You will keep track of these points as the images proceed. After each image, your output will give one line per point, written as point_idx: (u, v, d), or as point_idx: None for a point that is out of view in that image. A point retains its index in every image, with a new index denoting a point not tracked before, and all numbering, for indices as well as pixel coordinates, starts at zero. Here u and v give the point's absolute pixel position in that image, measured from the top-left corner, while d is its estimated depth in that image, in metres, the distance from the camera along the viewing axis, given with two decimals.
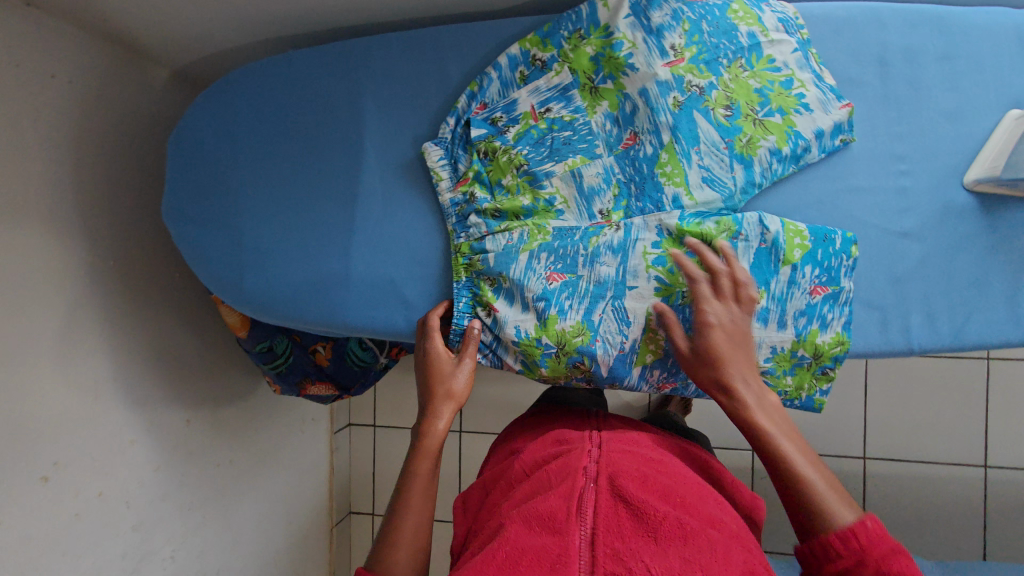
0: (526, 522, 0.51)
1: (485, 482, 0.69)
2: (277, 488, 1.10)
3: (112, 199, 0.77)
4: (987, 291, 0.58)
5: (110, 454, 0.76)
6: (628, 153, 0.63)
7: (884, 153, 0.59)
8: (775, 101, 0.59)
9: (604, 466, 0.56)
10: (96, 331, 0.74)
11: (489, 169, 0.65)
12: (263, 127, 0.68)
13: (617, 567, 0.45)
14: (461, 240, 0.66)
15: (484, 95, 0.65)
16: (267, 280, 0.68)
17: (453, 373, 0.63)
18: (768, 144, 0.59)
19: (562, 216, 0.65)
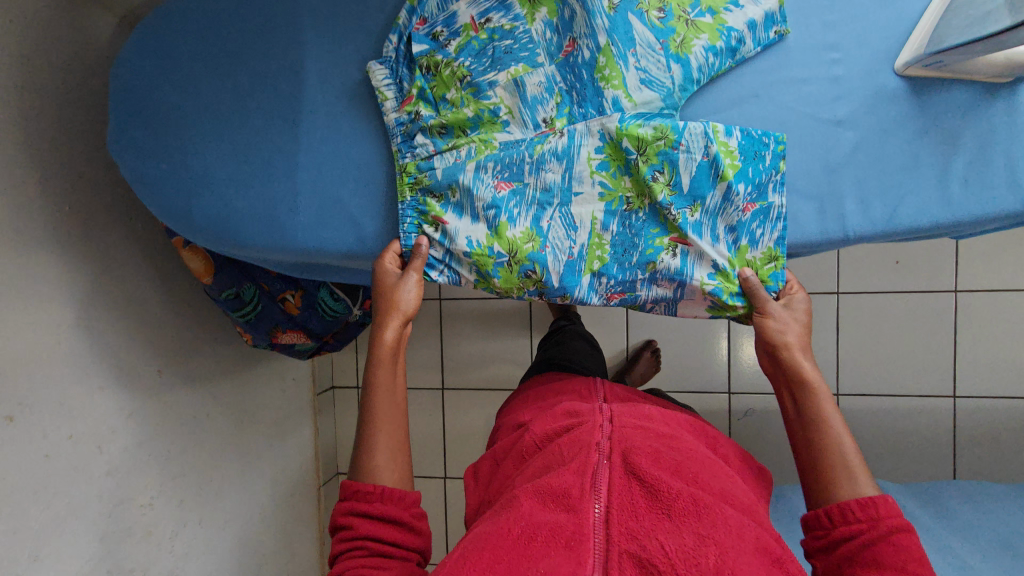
0: (543, 497, 0.60)
1: (497, 454, 0.82)
2: (260, 443, 1.36)
3: (54, 135, 0.85)
4: (917, 173, 0.60)
5: (80, 398, 0.90)
6: (568, 61, 0.67)
7: (816, 42, 0.63)
8: (705, 2, 0.64)
9: (616, 445, 0.66)
10: (52, 279, 0.85)
11: (432, 84, 0.70)
12: (205, 52, 0.72)
13: (632, 542, 0.53)
14: (408, 160, 0.70)
15: (424, 10, 0.69)
16: (214, 206, 0.72)
17: (398, 285, 0.70)
18: (701, 42, 0.63)
19: (508, 129, 0.70)
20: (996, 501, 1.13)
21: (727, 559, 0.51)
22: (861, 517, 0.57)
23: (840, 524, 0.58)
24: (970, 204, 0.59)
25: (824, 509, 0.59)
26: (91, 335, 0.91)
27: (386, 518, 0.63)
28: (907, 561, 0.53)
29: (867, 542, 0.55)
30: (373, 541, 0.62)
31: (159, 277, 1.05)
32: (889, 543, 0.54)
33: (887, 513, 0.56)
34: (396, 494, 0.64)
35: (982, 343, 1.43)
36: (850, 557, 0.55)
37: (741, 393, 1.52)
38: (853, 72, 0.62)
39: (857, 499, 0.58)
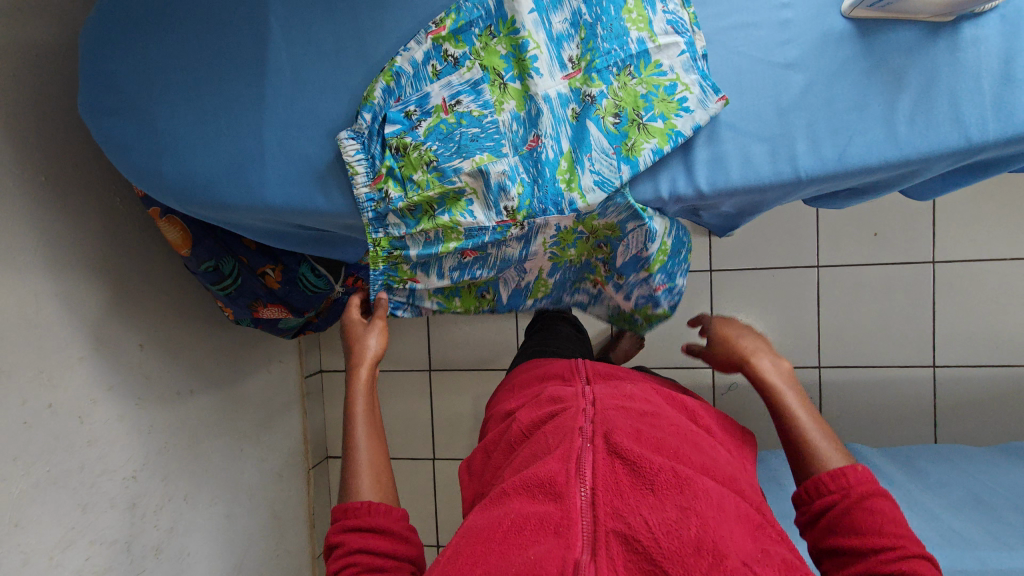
0: (529, 488, 0.56)
1: (486, 446, 0.79)
2: (247, 422, 1.37)
3: (28, 104, 0.86)
4: (865, 115, 0.62)
5: (60, 367, 0.91)
6: (532, 154, 0.68)
7: None
8: (658, 107, 0.65)
9: (599, 428, 0.63)
10: (29, 249, 0.86)
11: (401, 165, 0.71)
12: (171, 14, 0.73)
13: (618, 519, 0.51)
14: (380, 236, 0.73)
15: (399, 90, 0.71)
16: (183, 167, 0.74)
17: (367, 337, 0.85)
18: (651, 146, 0.65)
19: (471, 215, 0.71)
20: (972, 462, 1.14)
21: (709, 529, 0.49)
22: (833, 487, 0.61)
23: (817, 497, 0.62)
24: (917, 141, 0.61)
25: (804, 485, 0.64)
26: (70, 307, 0.92)
27: (374, 528, 0.66)
28: (881, 521, 0.57)
29: (844, 510, 0.59)
30: (363, 554, 0.64)
31: (137, 251, 1.05)
32: (864, 508, 0.58)
33: (855, 479, 0.61)
34: (382, 507, 0.68)
35: (958, 312, 1.45)
36: (830, 526, 0.59)
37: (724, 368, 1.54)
38: (801, 16, 0.63)
39: (829, 472, 0.62)
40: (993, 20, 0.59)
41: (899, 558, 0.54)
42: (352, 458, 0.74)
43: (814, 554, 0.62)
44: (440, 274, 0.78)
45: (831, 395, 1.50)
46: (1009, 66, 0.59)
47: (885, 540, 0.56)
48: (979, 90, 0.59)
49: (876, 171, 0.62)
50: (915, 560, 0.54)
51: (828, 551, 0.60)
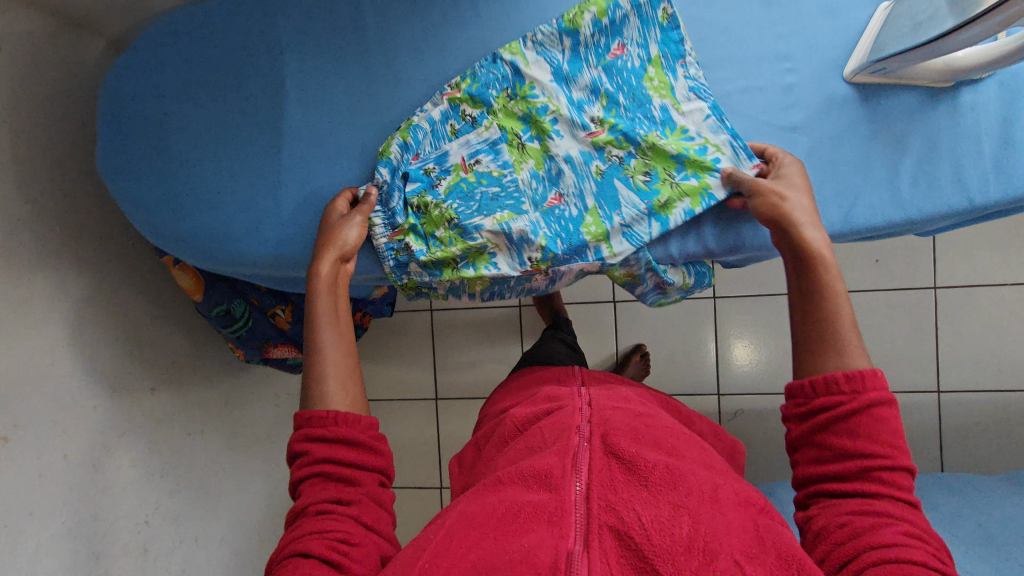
0: (525, 478, 0.57)
1: (478, 441, 0.82)
2: (257, 459, 1.37)
3: (54, 160, 0.89)
4: (869, 175, 0.65)
5: (75, 417, 0.92)
6: (553, 212, 0.72)
7: (769, 55, 0.69)
8: (691, 167, 0.69)
9: (597, 429, 0.63)
10: (48, 303, 0.88)
11: (422, 222, 0.73)
12: (192, 80, 0.76)
13: (611, 513, 0.51)
14: (405, 281, 0.75)
15: (417, 148, 0.75)
16: (199, 225, 0.76)
17: (343, 228, 0.71)
18: (684, 205, 0.68)
19: (496, 267, 0.72)
20: (980, 495, 1.15)
21: (701, 528, 0.49)
22: (845, 388, 0.55)
23: (820, 394, 0.56)
24: (919, 203, 0.64)
25: (810, 379, 0.58)
26: (85, 357, 0.94)
27: (339, 439, 0.63)
28: (883, 431, 0.53)
29: (848, 410, 0.54)
30: (329, 466, 0.62)
31: (151, 295, 1.07)
32: (872, 414, 0.54)
33: (873, 385, 0.55)
34: (350, 417, 0.64)
35: (962, 338, 1.46)
36: (828, 424, 0.55)
37: (730, 395, 1.54)
38: (804, 81, 0.68)
39: (845, 372, 0.56)
40: (991, 86, 0.64)
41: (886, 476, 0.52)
42: (316, 359, 0.67)
43: (790, 441, 0.59)
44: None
45: None
46: (1008, 127, 0.63)
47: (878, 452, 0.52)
48: (979, 151, 0.64)
49: (883, 230, 0.65)
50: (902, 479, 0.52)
51: (809, 445, 0.56)
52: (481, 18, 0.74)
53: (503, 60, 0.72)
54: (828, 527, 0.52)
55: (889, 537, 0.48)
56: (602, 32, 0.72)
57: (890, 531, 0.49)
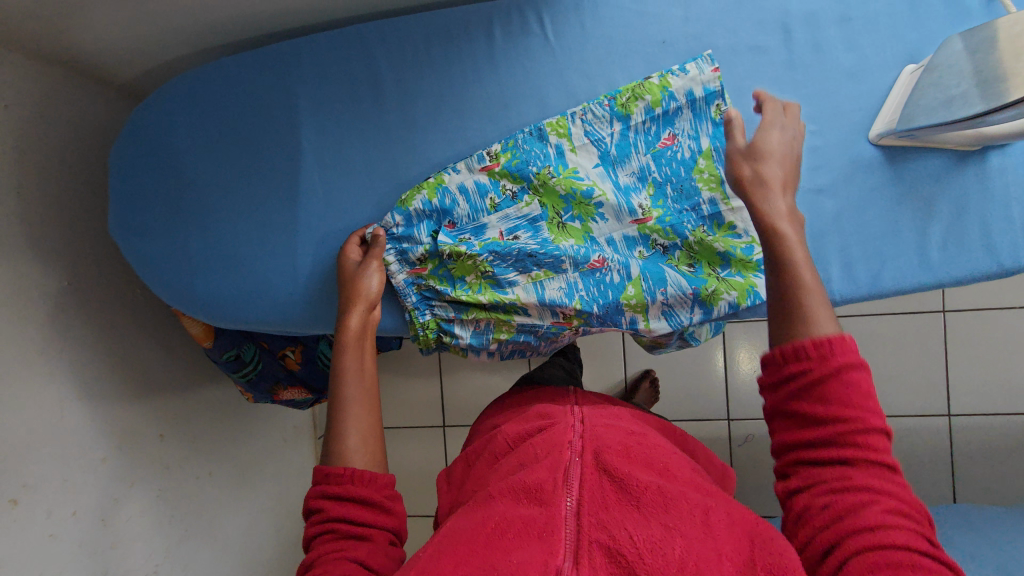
0: (515, 492, 0.55)
1: (467, 457, 0.78)
2: (265, 496, 1.35)
3: (60, 212, 0.88)
4: (897, 239, 0.71)
5: (84, 472, 0.90)
6: (594, 274, 0.73)
7: (794, 115, 0.73)
8: (736, 266, 0.72)
9: (589, 444, 0.61)
10: (57, 358, 0.87)
11: (452, 267, 0.74)
12: (207, 138, 0.76)
13: (602, 531, 0.48)
14: (428, 319, 0.75)
15: (453, 214, 0.74)
16: (214, 287, 0.76)
17: (366, 275, 0.72)
18: (729, 298, 0.71)
19: (526, 312, 0.74)
20: (998, 529, 1.14)
21: (693, 550, 0.46)
22: (813, 355, 0.52)
23: (789, 360, 0.53)
24: (949, 267, 0.70)
25: (776, 349, 0.55)
26: (92, 410, 0.92)
27: (356, 498, 0.60)
28: (853, 396, 0.50)
29: (816, 379, 0.51)
30: (343, 523, 0.59)
31: (160, 339, 1.06)
32: (841, 380, 0.50)
33: (841, 351, 0.51)
34: (366, 474, 0.61)
35: (970, 361, 1.45)
36: (794, 393, 0.52)
37: (741, 420, 1.53)
38: (829, 143, 0.72)
39: (811, 338, 0.53)
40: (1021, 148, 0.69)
41: (860, 438, 0.49)
42: (339, 412, 0.65)
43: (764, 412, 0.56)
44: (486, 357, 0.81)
45: None
46: None
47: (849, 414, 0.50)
48: (1009, 218, 0.69)
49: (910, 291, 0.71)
50: (879, 437, 0.49)
51: (779, 413, 0.54)
52: (498, 75, 0.74)
53: (549, 141, 0.73)
54: (808, 508, 0.49)
55: (871, 517, 0.46)
56: (655, 121, 0.73)
57: (871, 509, 0.46)
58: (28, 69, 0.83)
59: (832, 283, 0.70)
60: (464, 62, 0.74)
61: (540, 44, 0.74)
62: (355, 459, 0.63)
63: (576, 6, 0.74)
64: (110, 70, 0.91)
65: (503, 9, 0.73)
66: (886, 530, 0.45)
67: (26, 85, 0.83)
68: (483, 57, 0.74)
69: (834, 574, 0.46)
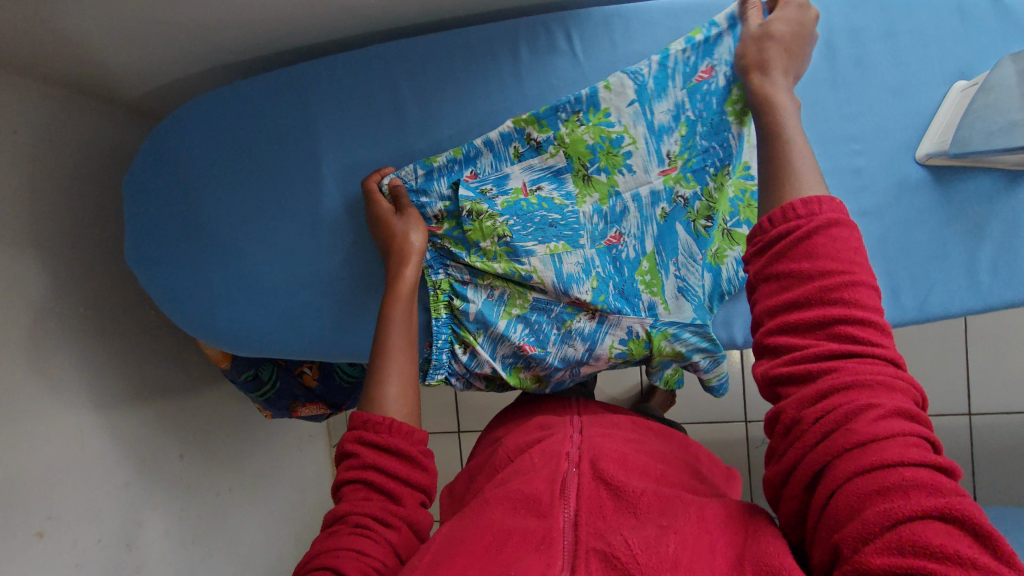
0: (512, 500, 0.50)
1: (471, 468, 0.72)
2: (283, 509, 1.34)
3: (76, 239, 0.86)
4: (943, 264, 0.73)
5: (108, 498, 0.89)
6: (611, 250, 0.74)
7: (840, 136, 0.73)
8: (744, 213, 0.73)
9: (587, 453, 0.56)
10: (78, 386, 0.86)
11: (470, 229, 0.72)
12: (224, 164, 0.74)
13: (598, 538, 0.44)
14: (441, 278, 0.74)
15: (475, 164, 0.73)
16: (237, 317, 0.75)
17: (410, 226, 0.70)
18: (734, 254, 0.73)
19: (542, 289, 0.72)
20: None
21: (688, 546, 0.43)
22: (802, 214, 0.49)
23: (778, 224, 0.50)
24: (996, 290, 0.73)
25: (764, 218, 0.51)
26: (114, 436, 0.91)
27: (392, 451, 0.58)
28: (841, 251, 0.47)
29: (803, 238, 0.48)
30: (376, 474, 0.57)
31: (176, 359, 1.05)
32: (828, 235, 0.48)
33: (830, 209, 0.49)
34: (404, 428, 0.59)
35: (1003, 359, 1.40)
36: (780, 254, 0.49)
37: (757, 421, 1.47)
38: (873, 163, 0.74)
39: (800, 199, 0.50)
40: None
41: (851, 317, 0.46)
42: (381, 364, 0.64)
43: (749, 287, 0.52)
44: (493, 357, 0.74)
45: None
46: None
47: (840, 294, 0.46)
48: None
49: (957, 314, 0.74)
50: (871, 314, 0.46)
51: (765, 283, 0.50)
52: (524, 94, 0.73)
53: None
54: (798, 422, 0.45)
55: (864, 433, 0.42)
56: (694, 50, 0.70)
57: (865, 421, 0.43)
58: (42, 96, 0.82)
59: None
60: (489, 82, 0.73)
61: (568, 60, 0.73)
62: (391, 421, 0.61)
63: (604, 24, 0.73)
64: (122, 92, 0.89)
65: (529, 26, 0.72)
66: (879, 442, 0.42)
67: (39, 112, 0.81)
68: (509, 75, 0.73)
69: (827, 498, 0.42)
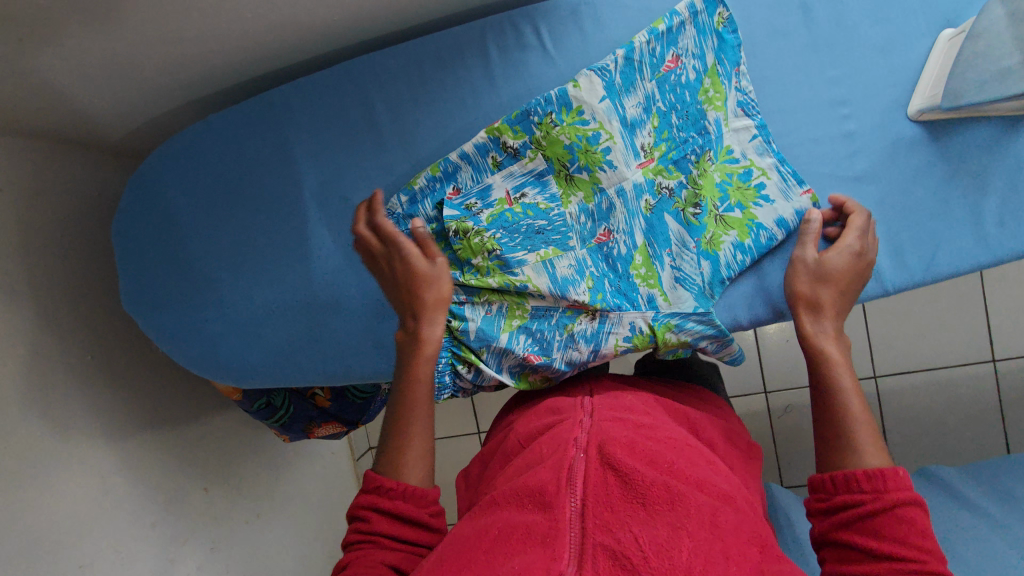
0: (520, 496, 0.49)
1: (484, 456, 0.71)
2: (314, 529, 1.35)
3: (75, 288, 0.87)
4: (948, 222, 0.71)
5: (137, 540, 0.90)
6: (602, 248, 0.72)
7: (823, 102, 0.72)
8: (735, 196, 0.71)
9: (594, 437, 0.54)
10: (94, 433, 0.87)
11: (459, 248, 0.71)
12: (208, 200, 0.74)
13: (607, 534, 0.43)
14: None
15: (457, 181, 0.72)
16: (239, 351, 0.75)
17: (440, 280, 0.68)
18: (730, 238, 0.70)
19: (540, 296, 0.71)
20: None
21: (701, 553, 0.42)
22: (866, 488, 0.52)
23: (841, 490, 0.53)
24: (1005, 243, 0.70)
25: (822, 476, 0.55)
26: (136, 478, 0.92)
27: (404, 516, 0.57)
28: (909, 532, 0.49)
29: (869, 513, 0.51)
30: (386, 538, 0.56)
31: (188, 394, 1.05)
32: (895, 515, 0.50)
33: (898, 486, 0.51)
34: (418, 491, 0.59)
35: None
36: (845, 521, 0.52)
37: (778, 391, 1.42)
38: (862, 126, 0.72)
39: (865, 470, 0.53)
40: None
41: None
42: (405, 428, 0.63)
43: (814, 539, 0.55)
44: (499, 371, 0.72)
45: (898, 406, 1.40)
46: None
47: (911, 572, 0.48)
48: None
49: (966, 272, 0.71)
50: None
51: (831, 542, 0.53)
52: (499, 95, 0.72)
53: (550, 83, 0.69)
54: None
55: None
56: (659, 40, 0.70)
57: None
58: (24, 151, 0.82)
59: (885, 275, 0.70)
60: (462, 88, 0.72)
61: (539, 56, 0.71)
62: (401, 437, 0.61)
63: (572, 14, 0.71)
64: (103, 137, 0.89)
65: (496, 25, 0.71)
66: None
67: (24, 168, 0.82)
68: (481, 79, 0.72)
69: None
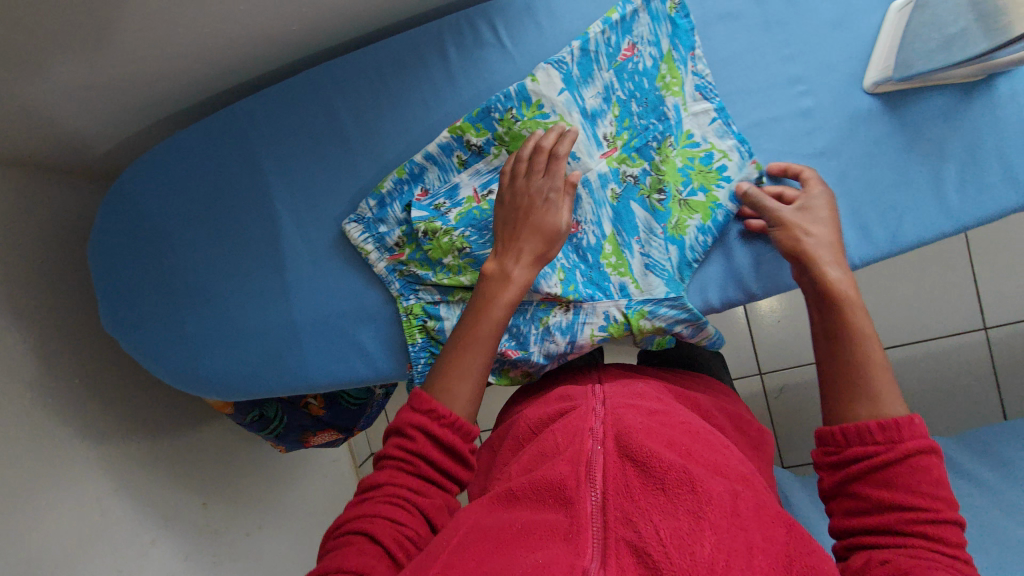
0: (538, 492, 0.49)
1: (492, 442, 0.70)
2: (317, 537, 1.35)
3: (59, 312, 0.87)
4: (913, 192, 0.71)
5: (135, 557, 0.91)
6: (572, 240, 0.74)
7: (783, 80, 0.72)
8: (697, 180, 0.71)
9: (612, 428, 0.53)
10: (86, 453, 0.87)
11: (429, 248, 0.72)
12: (180, 216, 0.74)
13: (628, 526, 0.42)
14: (412, 303, 0.73)
15: (424, 182, 0.73)
16: (221, 365, 0.75)
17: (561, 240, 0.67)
18: (695, 222, 0.70)
19: None
20: None
21: (723, 544, 0.40)
22: (880, 439, 0.52)
23: (852, 441, 0.53)
24: (970, 209, 0.70)
25: (835, 427, 0.55)
26: (131, 496, 0.93)
27: (447, 448, 0.58)
28: (921, 480, 0.50)
29: (880, 463, 0.51)
30: (422, 464, 0.58)
31: (179, 410, 1.06)
32: (908, 463, 0.50)
33: (911, 435, 0.51)
34: (466, 429, 0.59)
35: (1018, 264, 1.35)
36: (857, 471, 0.52)
37: (773, 371, 1.42)
38: (822, 101, 0.72)
39: (878, 421, 0.53)
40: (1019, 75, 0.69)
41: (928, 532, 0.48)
42: (458, 361, 0.62)
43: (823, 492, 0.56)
44: None
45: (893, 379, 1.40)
46: None
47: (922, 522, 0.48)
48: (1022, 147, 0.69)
49: (933, 240, 0.71)
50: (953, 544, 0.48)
51: (843, 492, 0.53)
52: (460, 93, 0.72)
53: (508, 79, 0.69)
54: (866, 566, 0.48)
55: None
56: (613, 29, 0.71)
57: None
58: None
59: (853, 248, 0.71)
60: (423, 88, 0.72)
61: (496, 52, 0.72)
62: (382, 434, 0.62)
63: (527, 9, 0.71)
64: (76, 162, 0.90)
65: (452, 25, 0.71)
66: None
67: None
68: (441, 78, 0.72)
69: None
